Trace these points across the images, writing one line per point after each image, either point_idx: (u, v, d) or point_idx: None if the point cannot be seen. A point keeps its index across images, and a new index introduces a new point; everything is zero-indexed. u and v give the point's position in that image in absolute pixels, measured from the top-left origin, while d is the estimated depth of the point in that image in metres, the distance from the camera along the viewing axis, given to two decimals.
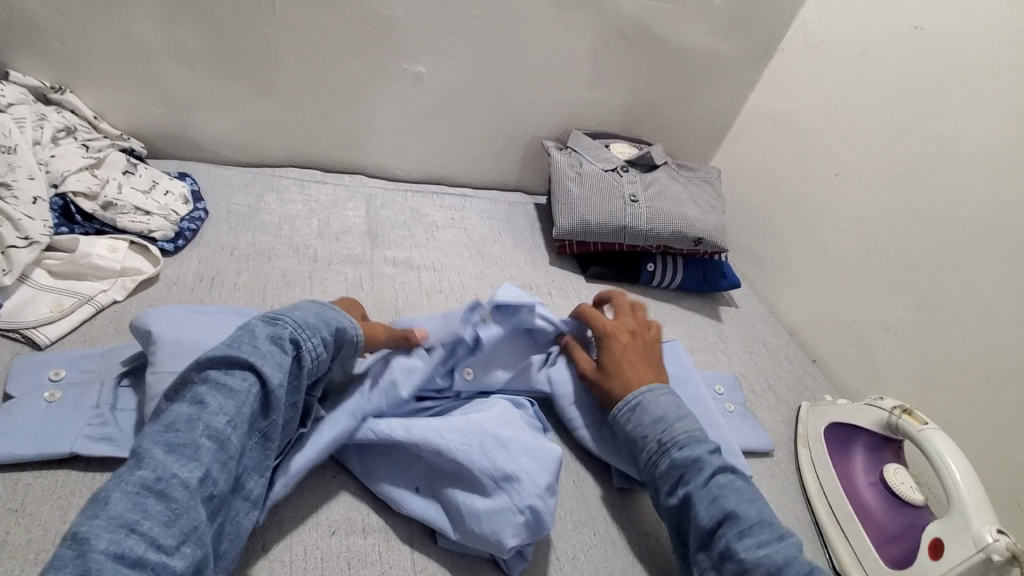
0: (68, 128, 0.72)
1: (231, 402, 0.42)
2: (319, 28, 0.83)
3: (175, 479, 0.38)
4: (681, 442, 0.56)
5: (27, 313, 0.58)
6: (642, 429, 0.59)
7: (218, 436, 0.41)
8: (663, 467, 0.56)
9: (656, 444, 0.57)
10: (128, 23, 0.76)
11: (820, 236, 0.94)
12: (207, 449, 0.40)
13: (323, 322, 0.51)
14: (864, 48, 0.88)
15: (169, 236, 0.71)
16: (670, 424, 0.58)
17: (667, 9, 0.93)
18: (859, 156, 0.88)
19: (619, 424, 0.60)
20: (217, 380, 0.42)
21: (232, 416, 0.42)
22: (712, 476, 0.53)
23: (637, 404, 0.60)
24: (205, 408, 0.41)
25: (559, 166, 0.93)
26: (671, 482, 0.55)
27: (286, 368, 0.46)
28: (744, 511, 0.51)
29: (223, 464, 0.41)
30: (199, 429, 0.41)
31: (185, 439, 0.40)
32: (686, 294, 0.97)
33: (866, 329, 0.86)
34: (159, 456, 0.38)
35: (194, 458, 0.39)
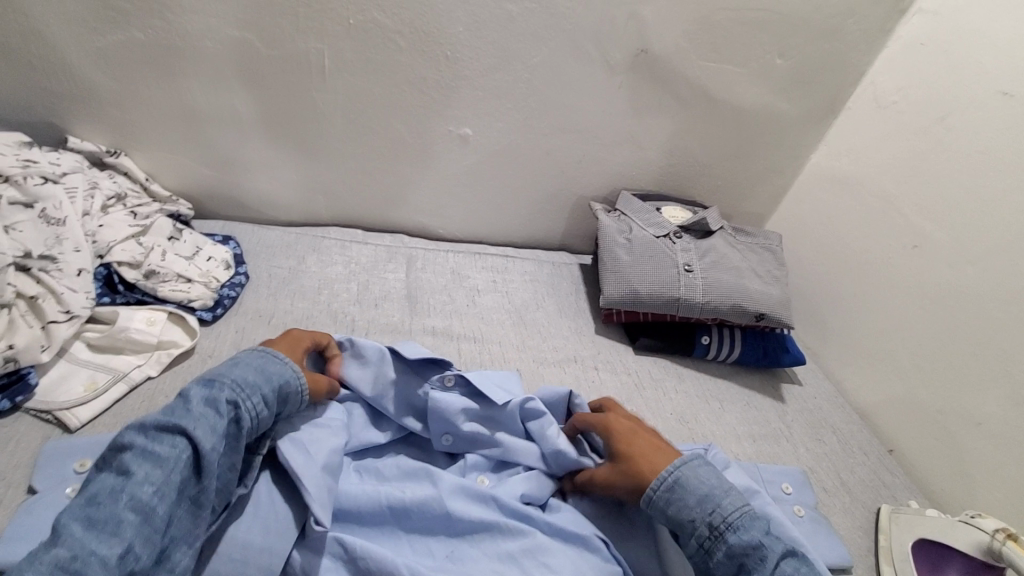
0: (118, 195, 0.72)
1: (157, 470, 0.43)
2: (366, 93, 0.82)
3: (92, 556, 0.38)
4: (735, 528, 0.50)
5: (61, 392, 0.56)
6: (686, 510, 0.53)
7: (141, 507, 0.42)
8: (718, 559, 0.50)
9: (707, 530, 0.51)
10: (182, 90, 0.77)
11: (894, 312, 0.86)
12: (129, 521, 0.41)
13: (263, 378, 0.53)
14: (944, 112, 0.81)
15: (208, 305, 0.70)
16: (718, 505, 0.52)
17: (725, 69, 0.89)
18: (941, 229, 0.80)
19: (659, 502, 0.54)
20: (146, 450, 0.44)
21: (157, 485, 0.43)
22: (776, 565, 0.48)
23: (679, 481, 0.54)
24: (128, 479, 0.42)
25: (607, 232, 0.88)
26: (730, 572, 0.50)
27: (219, 431, 0.47)
28: None
29: (148, 537, 0.42)
30: (123, 501, 0.42)
31: (106, 513, 0.41)
32: (744, 370, 0.90)
33: (953, 422, 0.77)
34: (76, 533, 0.39)
35: (113, 533, 0.40)
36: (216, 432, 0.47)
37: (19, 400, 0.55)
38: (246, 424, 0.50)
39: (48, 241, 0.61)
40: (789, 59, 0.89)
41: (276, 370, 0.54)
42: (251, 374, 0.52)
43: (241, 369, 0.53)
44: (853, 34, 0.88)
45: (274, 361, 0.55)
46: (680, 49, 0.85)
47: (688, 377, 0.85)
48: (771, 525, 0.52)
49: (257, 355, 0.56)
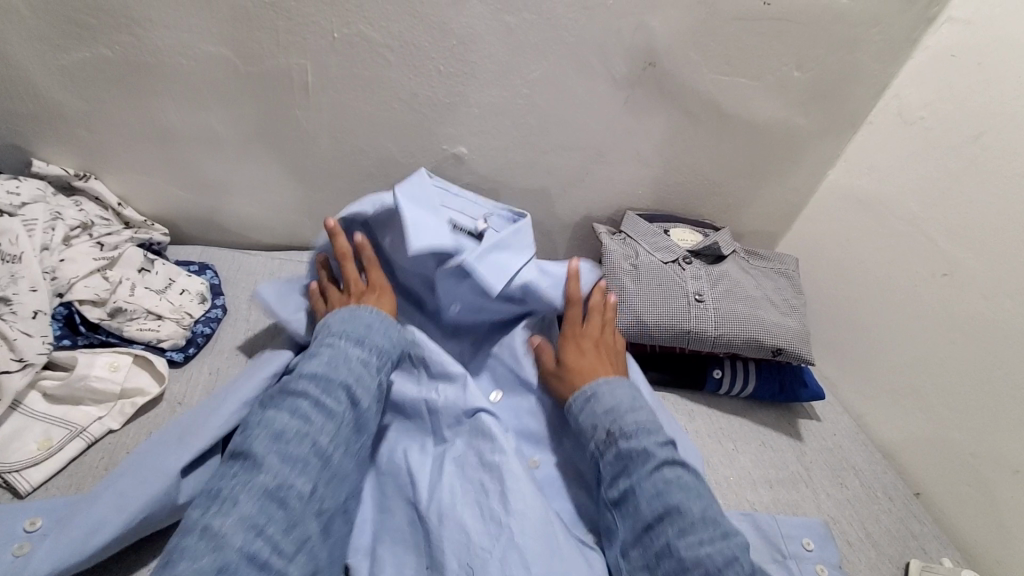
0: (84, 224, 0.67)
1: (329, 423, 0.52)
2: (353, 111, 0.76)
3: (291, 490, 0.47)
4: (628, 437, 0.56)
5: (9, 452, 0.51)
6: (592, 417, 0.60)
7: (320, 452, 0.51)
8: (607, 461, 0.56)
9: (603, 435, 0.58)
10: (154, 110, 0.72)
11: (921, 344, 0.80)
12: (313, 464, 0.50)
13: (393, 346, 0.61)
14: (979, 130, 0.74)
15: (180, 344, 0.65)
16: (620, 417, 0.58)
17: (739, 82, 0.82)
18: (974, 257, 0.74)
19: (575, 412, 0.61)
20: (317, 404, 0.52)
21: (331, 436, 0.51)
22: (657, 469, 0.54)
23: (593, 394, 0.61)
24: (310, 426, 0.51)
25: (612, 258, 0.83)
26: (615, 472, 0.55)
27: (372, 394, 0.56)
28: (687, 508, 0.51)
29: (324, 480, 0.51)
30: (307, 446, 0.50)
31: (298, 452, 0.49)
32: (759, 404, 0.84)
33: (988, 468, 0.71)
34: (274, 464, 0.48)
35: (302, 472, 0.49)
36: (371, 394, 0.56)
37: None
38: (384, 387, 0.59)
39: (1, 281, 0.56)
40: (808, 72, 0.83)
41: (401, 337, 0.62)
42: (382, 339, 0.59)
43: (376, 334, 0.59)
44: (878, 45, 0.82)
45: (390, 323, 0.61)
46: (691, 62, 0.78)
47: (699, 414, 0.80)
48: (668, 443, 0.57)
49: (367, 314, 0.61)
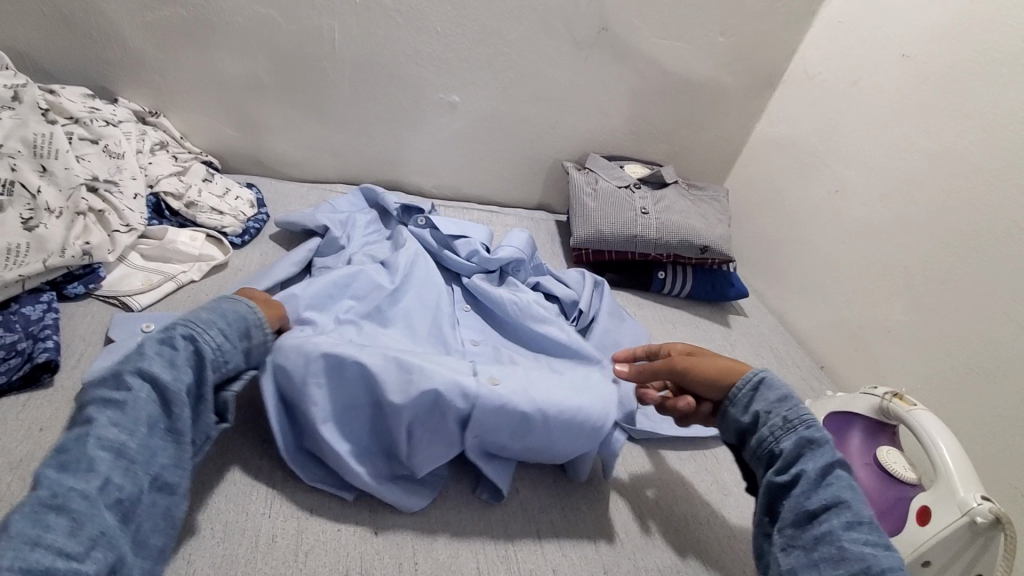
0: (162, 143, 0.86)
1: (120, 413, 0.44)
2: (369, 63, 0.96)
3: (72, 492, 0.39)
4: (810, 426, 0.51)
5: (124, 285, 0.70)
6: (763, 404, 0.54)
7: (111, 444, 0.42)
8: (784, 445, 0.50)
9: (781, 421, 0.52)
10: (214, 60, 0.92)
11: (822, 248, 1.00)
12: (103, 458, 0.41)
13: (220, 316, 0.53)
14: (858, 76, 0.96)
15: (238, 232, 0.84)
16: (800, 406, 0.52)
17: (676, 46, 1.04)
18: (857, 174, 0.95)
19: (739, 398, 0.55)
20: (104, 398, 0.44)
21: (122, 426, 0.43)
22: (834, 465, 0.48)
23: (761, 381, 0.55)
24: (93, 423, 0.43)
25: (576, 184, 1.03)
26: (788, 458, 0.50)
27: (177, 364, 0.48)
28: (857, 505, 0.46)
29: (126, 468, 0.42)
30: (91, 444, 0.42)
31: (78, 456, 0.41)
32: (696, 302, 1.03)
33: (870, 333, 0.91)
34: (53, 476, 0.39)
35: (88, 469, 0.40)
36: (175, 365, 0.47)
37: (92, 287, 0.68)
38: (209, 353, 0.50)
39: (110, 170, 0.75)
40: (731, 37, 1.04)
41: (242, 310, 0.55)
42: (204, 313, 0.52)
43: (200, 311, 0.53)
44: (784, 16, 1.03)
45: (225, 303, 0.55)
46: (637, 28, 1.00)
47: (646, 305, 0.99)
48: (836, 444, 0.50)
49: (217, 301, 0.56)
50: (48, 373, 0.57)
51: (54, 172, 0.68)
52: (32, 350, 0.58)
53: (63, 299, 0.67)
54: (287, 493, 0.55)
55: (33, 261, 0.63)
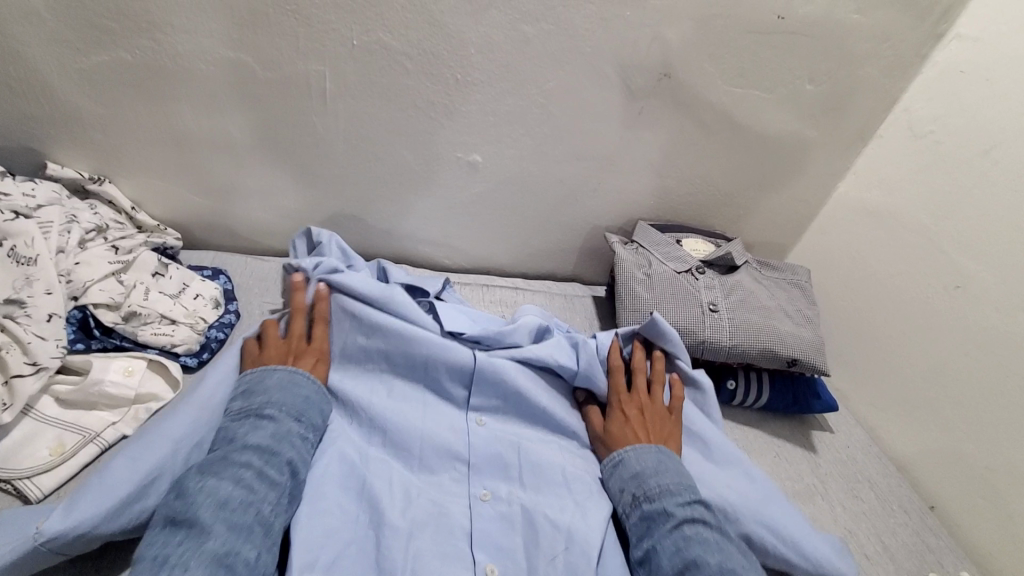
0: (99, 228, 0.67)
1: (273, 492, 0.50)
2: (368, 117, 0.76)
3: (241, 555, 0.44)
4: (654, 499, 0.56)
5: (22, 459, 0.50)
6: (620, 483, 0.60)
7: (264, 520, 0.48)
8: (634, 523, 0.56)
9: (631, 500, 0.58)
10: (171, 115, 0.72)
11: (933, 356, 0.80)
12: (258, 530, 0.47)
13: (326, 420, 0.61)
14: (991, 144, 0.75)
15: (194, 349, 0.64)
16: (654, 481, 0.58)
17: (752, 95, 0.83)
18: (988, 269, 0.74)
19: (608, 486, 0.61)
20: (260, 471, 0.50)
21: (274, 505, 0.49)
22: (683, 526, 0.53)
23: (621, 459, 0.62)
24: (256, 494, 0.48)
25: (625, 266, 0.83)
26: (640, 534, 0.55)
27: (310, 462, 0.55)
28: (707, 560, 0.50)
29: (268, 546, 0.47)
30: (251, 515, 0.47)
31: (246, 520, 0.46)
32: (772, 416, 0.83)
33: (1004, 479, 0.71)
34: (225, 531, 0.45)
35: (251, 539, 0.45)
36: (310, 463, 0.55)
37: None
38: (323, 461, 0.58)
39: (16, 283, 0.56)
40: (820, 85, 0.83)
41: (335, 408, 0.62)
42: (318, 416, 0.59)
43: (314, 410, 0.59)
44: (890, 60, 0.82)
45: (327, 399, 0.62)
46: (706, 74, 0.79)
47: None
48: (694, 502, 0.56)
49: (315, 387, 0.61)
50: None
51: None
52: None
53: None
54: None
55: None
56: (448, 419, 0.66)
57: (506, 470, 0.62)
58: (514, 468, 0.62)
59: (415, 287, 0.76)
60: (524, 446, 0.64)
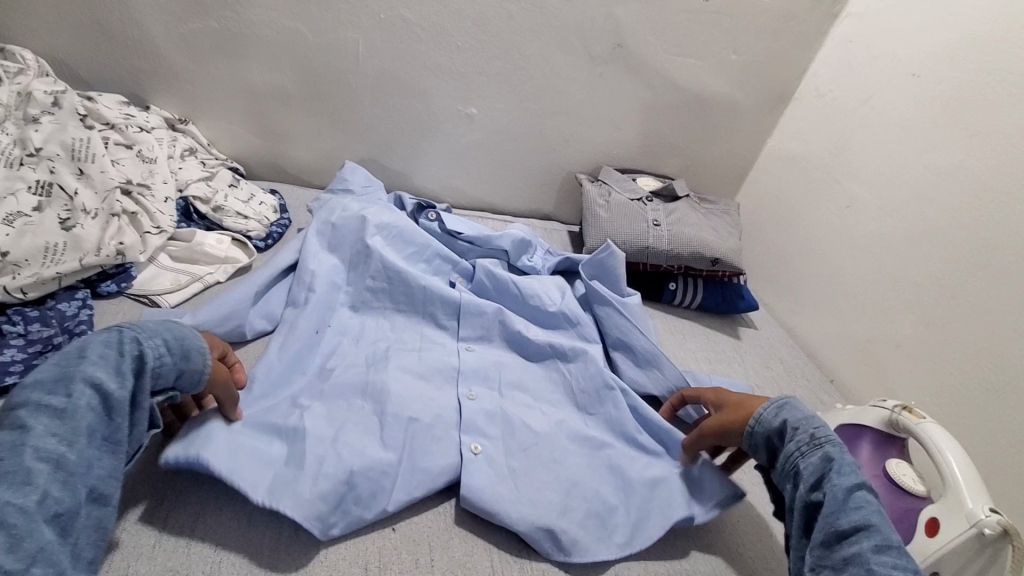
0: (191, 149, 0.89)
1: (55, 422, 0.42)
2: (391, 75, 0.99)
3: (9, 505, 0.37)
4: (836, 445, 0.54)
5: (153, 285, 0.72)
6: (793, 421, 0.57)
7: (48, 455, 0.41)
8: (809, 461, 0.53)
9: (807, 437, 0.54)
10: (243, 71, 0.95)
11: (833, 264, 1.02)
12: (41, 470, 0.40)
13: (159, 321, 0.53)
14: (869, 95, 0.98)
15: (262, 236, 0.87)
16: (824, 425, 0.56)
17: (690, 63, 1.06)
18: (868, 190, 0.96)
19: (766, 418, 0.59)
20: (39, 404, 0.43)
21: (59, 434, 0.42)
22: (859, 487, 0.49)
23: (783, 404, 0.60)
24: (26, 432, 0.41)
25: (589, 195, 1.05)
26: (815, 474, 0.52)
27: (123, 373, 0.47)
28: (887, 529, 0.47)
29: (62, 481, 0.41)
30: (25, 454, 0.40)
31: (11, 466, 0.39)
32: (706, 313, 1.05)
33: (879, 348, 0.92)
34: None
35: (24, 481, 0.39)
36: (121, 375, 0.47)
37: (123, 286, 0.71)
38: (163, 365, 0.50)
39: (142, 174, 0.78)
40: (744, 55, 1.06)
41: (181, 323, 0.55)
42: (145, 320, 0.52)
43: (148, 318, 0.52)
44: (797, 35, 1.05)
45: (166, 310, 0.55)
46: (652, 44, 1.02)
47: (656, 316, 1.01)
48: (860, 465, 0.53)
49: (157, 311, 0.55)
50: None
51: (91, 175, 0.71)
52: None
53: (97, 297, 0.70)
54: None
55: (69, 259, 0.66)
56: (442, 344, 0.78)
57: (487, 380, 0.73)
58: (497, 382, 0.73)
59: (424, 204, 0.98)
60: (504, 367, 0.76)
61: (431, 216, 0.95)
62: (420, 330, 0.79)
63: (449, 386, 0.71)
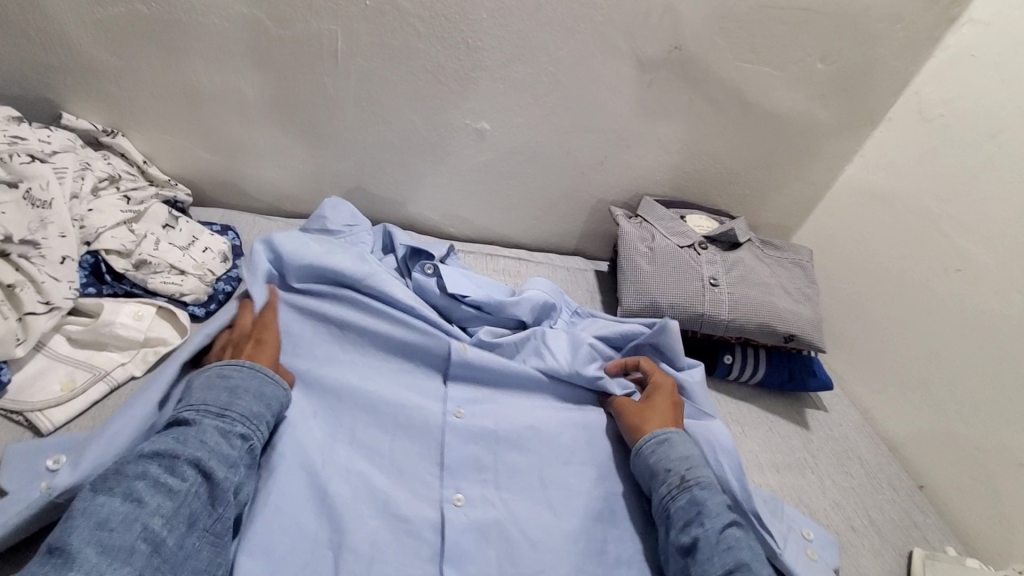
0: (111, 177, 0.68)
1: (169, 500, 0.44)
2: (379, 79, 0.77)
3: None
4: (703, 487, 0.57)
5: (36, 392, 0.53)
6: (665, 463, 0.60)
7: (153, 535, 0.42)
8: (679, 504, 0.56)
9: (678, 480, 0.57)
10: (183, 71, 0.73)
11: (932, 339, 0.81)
12: (142, 551, 0.41)
13: (265, 406, 0.55)
14: (998, 127, 0.75)
15: (202, 299, 0.66)
16: (697, 467, 0.59)
17: (763, 72, 0.83)
18: (989, 253, 0.75)
19: (644, 452, 0.61)
20: (157, 478, 0.44)
21: (168, 516, 0.43)
22: (726, 528, 0.53)
23: (664, 440, 0.61)
24: (142, 506, 0.42)
25: (628, 238, 0.83)
26: (686, 519, 0.55)
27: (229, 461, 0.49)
28: (755, 568, 0.50)
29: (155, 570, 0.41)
30: (136, 531, 0.41)
31: (121, 541, 0.40)
32: (767, 392, 0.84)
33: (994, 461, 0.72)
34: (91, 559, 0.38)
35: (129, 562, 0.39)
36: (229, 462, 0.49)
37: None
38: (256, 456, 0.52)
39: (31, 224, 0.57)
40: (833, 64, 0.83)
41: (273, 397, 0.56)
42: (251, 404, 0.54)
43: (246, 395, 0.54)
44: (904, 41, 0.81)
45: (270, 384, 0.56)
46: (717, 47, 0.78)
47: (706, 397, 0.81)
48: (727, 502, 0.57)
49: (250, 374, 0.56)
50: None
51: None
52: None
53: None
54: None
55: None
56: (444, 445, 0.61)
57: (480, 473, 0.61)
58: (522, 516, 0.58)
59: (420, 249, 0.76)
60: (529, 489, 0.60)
61: (428, 269, 0.74)
62: (418, 422, 0.63)
63: (434, 487, 0.59)
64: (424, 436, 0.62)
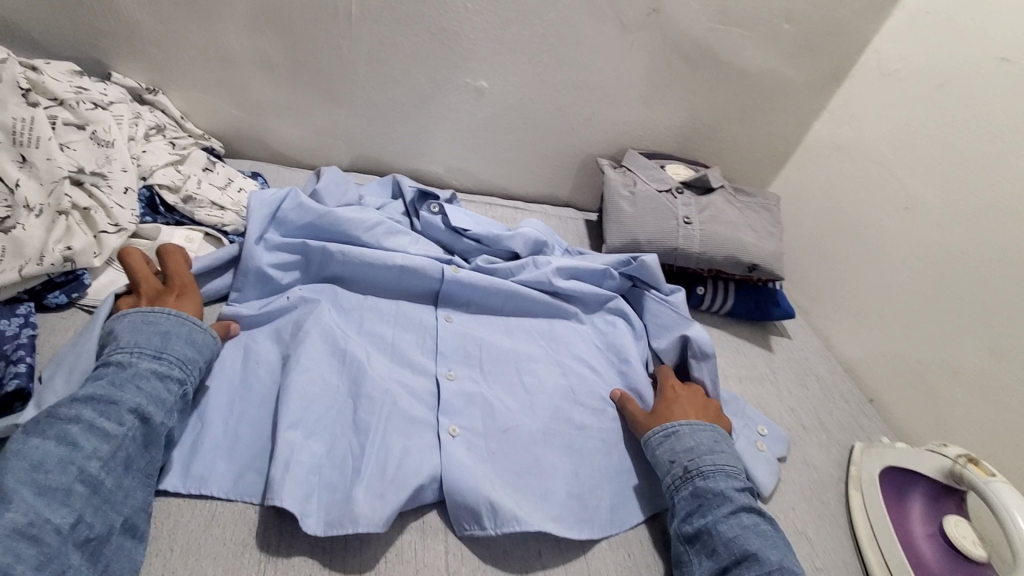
0: (158, 126, 0.78)
1: (104, 445, 0.46)
2: (389, 41, 0.86)
3: (48, 525, 0.41)
4: (707, 476, 0.59)
5: (111, 294, 0.63)
6: (671, 454, 0.61)
7: (90, 478, 0.44)
8: (682, 495, 0.58)
9: (682, 471, 0.59)
10: (217, 35, 0.82)
11: (884, 271, 0.91)
12: (78, 493, 0.43)
13: (198, 351, 0.57)
14: (943, 79, 0.84)
15: (241, 230, 0.76)
16: (699, 458, 0.60)
17: (735, 33, 0.92)
18: (933, 191, 0.84)
19: (652, 444, 0.63)
20: (90, 424, 0.46)
21: (105, 460, 0.46)
22: (732, 514, 0.55)
23: (671, 432, 0.63)
24: (78, 452, 0.44)
25: (612, 185, 0.93)
26: (689, 509, 0.57)
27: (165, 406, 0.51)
28: (763, 553, 0.52)
29: (97, 508, 0.44)
30: (71, 474, 0.44)
31: (59, 484, 0.43)
32: (737, 320, 0.95)
33: (931, 371, 0.82)
34: (29, 500, 0.41)
35: (65, 504, 0.42)
36: (164, 407, 0.51)
37: (75, 296, 0.62)
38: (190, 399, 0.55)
39: (98, 160, 0.67)
40: (799, 25, 0.92)
41: (206, 342, 0.58)
42: (186, 348, 0.56)
43: (177, 342, 0.56)
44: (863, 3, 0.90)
45: (201, 332, 0.58)
46: (692, 10, 0.87)
47: None
48: (744, 488, 0.59)
49: (180, 322, 0.57)
50: (21, 401, 0.52)
51: (34, 163, 0.61)
52: (4, 374, 0.52)
53: (45, 308, 0.61)
54: (283, 547, 0.50)
55: (7, 268, 0.57)
56: (448, 331, 0.73)
57: (467, 358, 0.71)
58: (518, 379, 0.70)
59: (427, 193, 0.87)
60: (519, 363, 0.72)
61: (435, 208, 0.84)
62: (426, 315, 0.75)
63: (429, 365, 0.69)
64: (419, 332, 0.73)
